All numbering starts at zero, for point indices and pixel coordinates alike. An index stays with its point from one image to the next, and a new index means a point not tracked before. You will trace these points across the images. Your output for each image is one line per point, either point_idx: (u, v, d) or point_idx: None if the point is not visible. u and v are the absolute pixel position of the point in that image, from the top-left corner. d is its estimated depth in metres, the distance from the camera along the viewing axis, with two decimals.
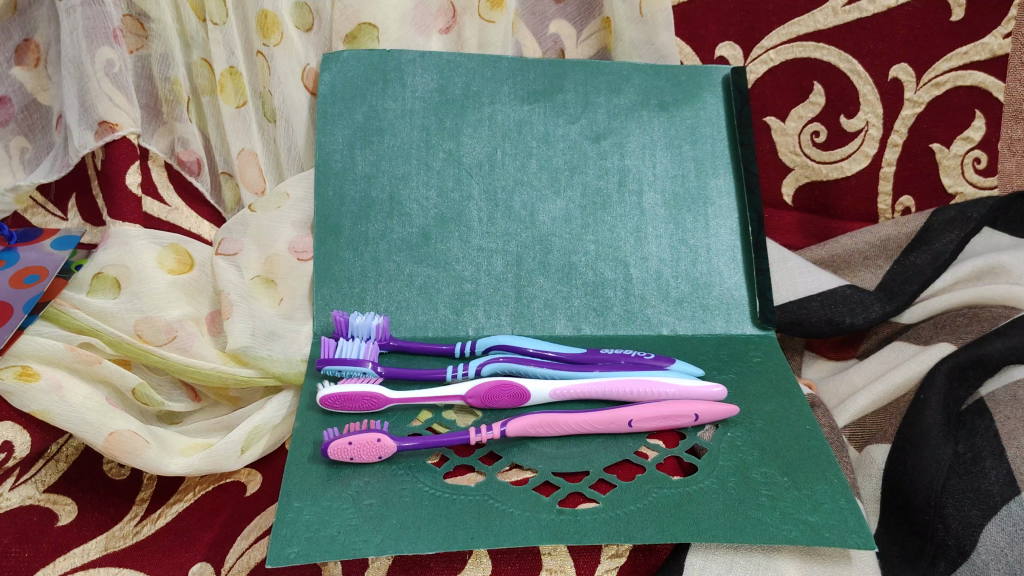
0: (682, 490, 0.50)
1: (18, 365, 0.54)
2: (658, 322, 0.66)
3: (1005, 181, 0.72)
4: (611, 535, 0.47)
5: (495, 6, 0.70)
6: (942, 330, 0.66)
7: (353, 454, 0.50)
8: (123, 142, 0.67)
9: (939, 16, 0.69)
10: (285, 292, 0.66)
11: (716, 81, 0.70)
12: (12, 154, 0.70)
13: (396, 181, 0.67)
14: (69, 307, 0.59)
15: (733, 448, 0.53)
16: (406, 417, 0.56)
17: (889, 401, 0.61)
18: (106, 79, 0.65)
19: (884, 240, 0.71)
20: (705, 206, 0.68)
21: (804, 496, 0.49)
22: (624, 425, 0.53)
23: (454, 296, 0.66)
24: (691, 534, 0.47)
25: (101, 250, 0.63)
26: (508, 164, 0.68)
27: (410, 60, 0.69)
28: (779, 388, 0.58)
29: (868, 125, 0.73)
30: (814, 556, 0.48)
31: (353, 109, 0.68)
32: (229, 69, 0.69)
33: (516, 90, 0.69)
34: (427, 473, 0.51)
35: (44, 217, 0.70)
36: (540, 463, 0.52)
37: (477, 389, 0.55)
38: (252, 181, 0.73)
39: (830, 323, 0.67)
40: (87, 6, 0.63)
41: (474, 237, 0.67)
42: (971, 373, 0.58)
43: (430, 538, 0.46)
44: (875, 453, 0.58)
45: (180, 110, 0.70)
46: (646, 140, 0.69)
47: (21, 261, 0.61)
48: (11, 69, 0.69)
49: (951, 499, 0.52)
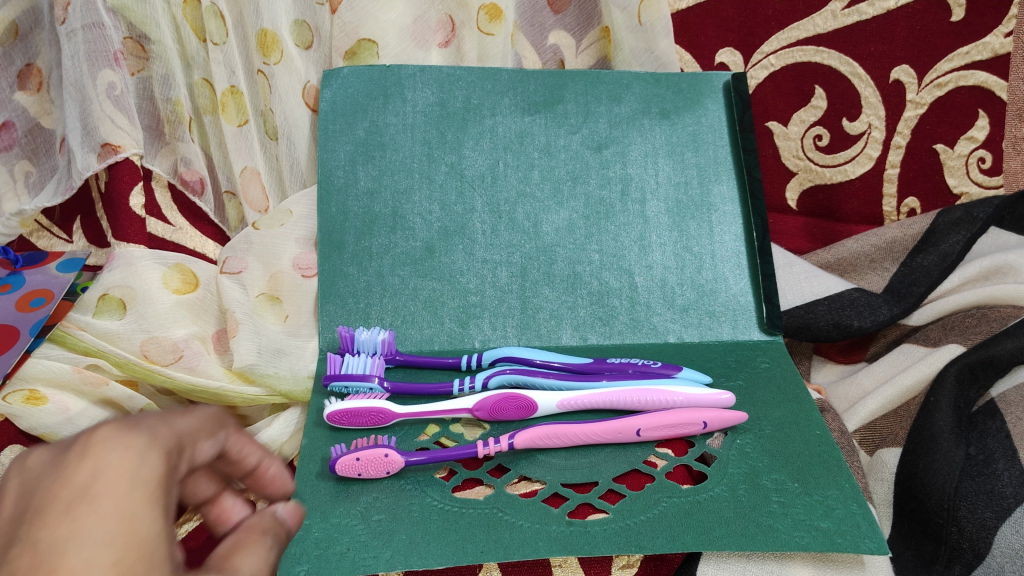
0: (692, 499, 0.50)
1: (26, 389, 0.55)
2: (665, 330, 0.66)
3: (1011, 180, 0.72)
4: (623, 546, 0.47)
5: (494, 19, 0.70)
6: (951, 331, 0.65)
7: (362, 470, 0.50)
8: (126, 164, 0.68)
9: (940, 16, 0.69)
10: (290, 309, 0.66)
11: (716, 87, 0.70)
12: (16, 179, 0.71)
13: (398, 196, 0.67)
14: (75, 329, 0.60)
15: (743, 455, 0.52)
16: (413, 431, 0.55)
17: (899, 404, 0.61)
18: (108, 102, 0.65)
19: (890, 242, 0.71)
20: (708, 212, 0.68)
21: (815, 503, 0.49)
22: (631, 434, 0.53)
23: (458, 308, 0.66)
24: (703, 542, 0.46)
25: (106, 271, 0.64)
26: (510, 175, 0.68)
27: (410, 75, 0.69)
28: (787, 394, 0.58)
29: (870, 127, 0.73)
30: (827, 561, 0.48)
31: (354, 124, 0.68)
32: (229, 87, 0.70)
33: (517, 101, 0.69)
34: (436, 487, 0.50)
35: (50, 240, 0.71)
36: (548, 475, 0.52)
37: (484, 401, 0.55)
38: (254, 200, 0.72)
39: (838, 327, 0.66)
40: (88, 30, 0.64)
41: (478, 249, 0.67)
42: (980, 374, 0.58)
43: (441, 553, 0.46)
44: (885, 457, 0.57)
45: (181, 130, 0.71)
46: (648, 148, 0.69)
47: (26, 284, 0.62)
48: (14, 94, 0.69)
49: (964, 502, 0.51)
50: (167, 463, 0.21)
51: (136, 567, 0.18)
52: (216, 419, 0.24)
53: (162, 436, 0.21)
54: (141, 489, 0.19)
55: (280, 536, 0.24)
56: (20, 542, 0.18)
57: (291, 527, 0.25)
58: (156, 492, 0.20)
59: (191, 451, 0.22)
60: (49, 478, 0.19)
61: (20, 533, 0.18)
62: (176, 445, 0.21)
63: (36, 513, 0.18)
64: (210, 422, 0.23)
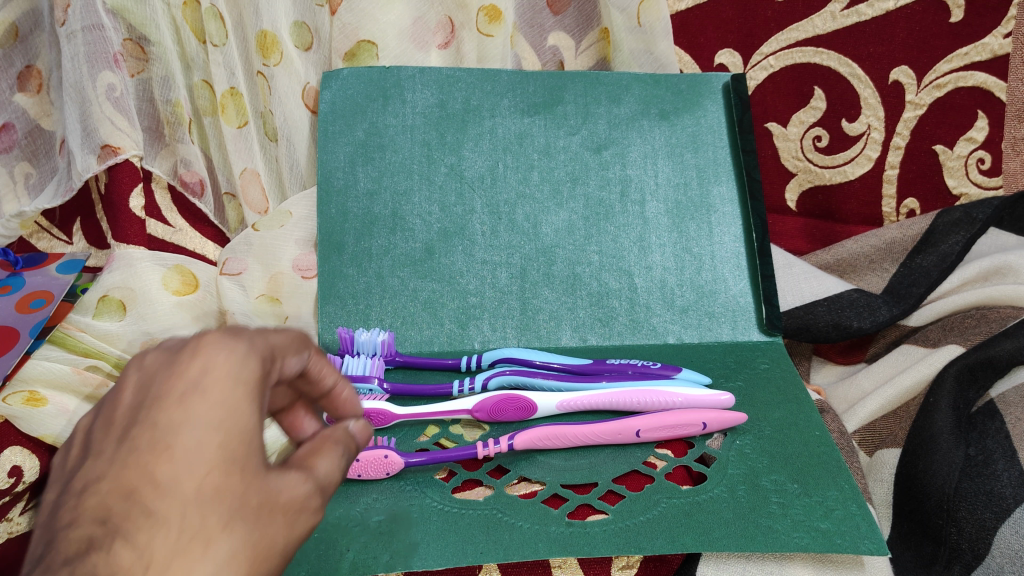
0: (691, 500, 0.50)
1: (25, 391, 0.55)
2: (664, 331, 0.66)
3: (1011, 181, 0.72)
4: (622, 547, 0.47)
5: (493, 20, 0.70)
6: (950, 331, 0.65)
7: (361, 471, 0.50)
8: (125, 166, 0.68)
9: (939, 17, 0.69)
10: (290, 310, 0.67)
11: (716, 88, 0.70)
12: (16, 180, 0.71)
13: (398, 197, 0.67)
14: (75, 330, 0.61)
15: (742, 456, 0.52)
16: (412, 433, 0.55)
17: (899, 404, 0.61)
18: (107, 103, 0.65)
19: (889, 243, 0.71)
20: (708, 213, 0.68)
21: (815, 504, 0.49)
22: (631, 435, 0.53)
23: (458, 310, 0.66)
24: (703, 543, 0.46)
25: (107, 273, 0.65)
26: (510, 177, 0.68)
27: (410, 76, 0.69)
28: (787, 395, 0.58)
29: (869, 128, 0.73)
30: (826, 562, 0.48)
31: (353, 126, 0.68)
32: (229, 89, 0.70)
33: (517, 103, 0.69)
34: (436, 489, 0.50)
35: (50, 241, 0.71)
36: (548, 475, 0.52)
37: (483, 402, 0.55)
38: (253, 202, 0.72)
39: (836, 327, 0.66)
40: (87, 32, 0.64)
41: (478, 250, 0.67)
42: (979, 375, 0.58)
43: (441, 553, 0.46)
44: (885, 458, 0.58)
45: (181, 132, 0.71)
46: (648, 149, 0.69)
47: (26, 285, 0.62)
48: (14, 95, 0.69)
49: (964, 503, 0.51)
50: (262, 369, 0.24)
51: (236, 451, 0.22)
52: (300, 339, 0.27)
53: (259, 345, 0.24)
54: (241, 386, 0.23)
55: (350, 448, 0.27)
56: (142, 422, 0.21)
57: (361, 442, 0.28)
58: (251, 391, 0.23)
59: (281, 362, 0.26)
60: (164, 375, 0.22)
61: (143, 415, 0.21)
62: (268, 355, 0.25)
63: (153, 402, 0.22)
64: (297, 341, 0.27)
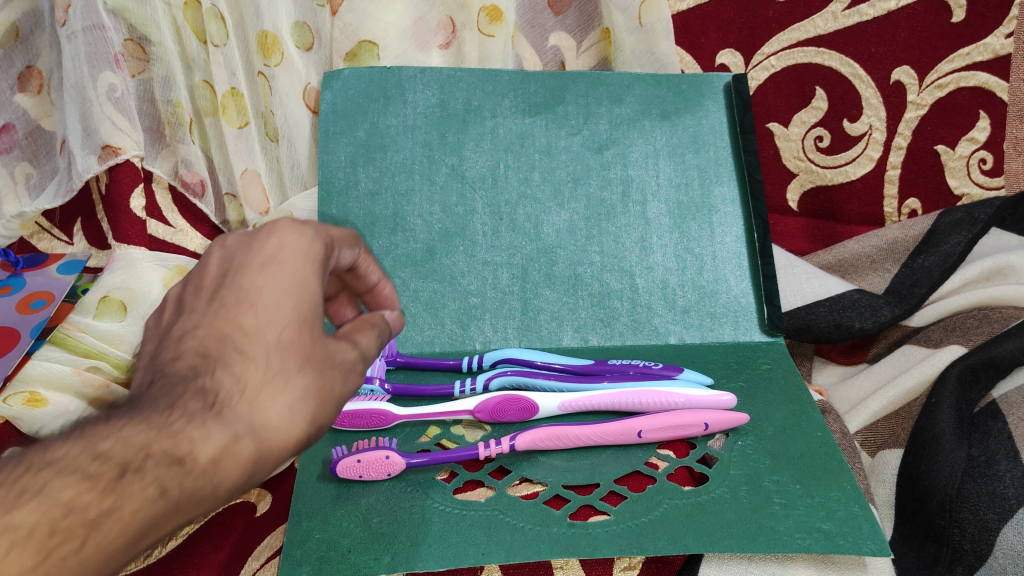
0: (693, 500, 0.49)
1: (26, 391, 0.54)
2: (666, 331, 0.66)
3: (1013, 181, 0.72)
4: (624, 548, 0.46)
5: (494, 20, 0.70)
6: (952, 332, 0.65)
7: (362, 472, 0.50)
8: (126, 166, 0.68)
9: (940, 18, 0.69)
10: None
11: (717, 89, 0.70)
12: (17, 180, 0.71)
13: (399, 198, 0.67)
14: (76, 331, 0.60)
15: (744, 457, 0.52)
16: (414, 434, 0.55)
17: (900, 405, 0.60)
18: (108, 104, 0.65)
19: (891, 243, 0.71)
20: (709, 213, 0.68)
21: (817, 504, 0.49)
22: (633, 435, 0.53)
23: (459, 310, 0.65)
24: (705, 544, 0.46)
25: (107, 274, 0.65)
26: (511, 177, 0.68)
27: (410, 76, 0.69)
28: (789, 395, 0.58)
29: (871, 128, 0.73)
30: (829, 563, 0.47)
31: (354, 126, 0.68)
32: (230, 89, 0.70)
33: (518, 103, 0.69)
34: (437, 489, 0.50)
35: (50, 242, 0.72)
36: (550, 476, 0.52)
37: (485, 402, 0.55)
38: (254, 201, 0.73)
39: (838, 328, 0.66)
40: (88, 32, 0.64)
41: (479, 250, 0.67)
42: (981, 375, 0.58)
43: (442, 555, 0.46)
44: (887, 458, 0.57)
45: (182, 132, 0.71)
46: (649, 149, 0.69)
47: (27, 286, 0.62)
48: (14, 96, 0.69)
49: (966, 504, 0.51)
50: (324, 253, 0.29)
51: (303, 315, 0.27)
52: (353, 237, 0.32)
53: (322, 234, 0.30)
54: (307, 265, 0.28)
55: (385, 329, 0.33)
56: (229, 287, 0.27)
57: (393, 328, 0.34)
58: (314, 269, 0.28)
59: (338, 253, 0.31)
60: (244, 251, 0.28)
61: (230, 281, 0.27)
62: (329, 244, 0.30)
63: (237, 271, 0.28)
64: (350, 237, 0.32)
